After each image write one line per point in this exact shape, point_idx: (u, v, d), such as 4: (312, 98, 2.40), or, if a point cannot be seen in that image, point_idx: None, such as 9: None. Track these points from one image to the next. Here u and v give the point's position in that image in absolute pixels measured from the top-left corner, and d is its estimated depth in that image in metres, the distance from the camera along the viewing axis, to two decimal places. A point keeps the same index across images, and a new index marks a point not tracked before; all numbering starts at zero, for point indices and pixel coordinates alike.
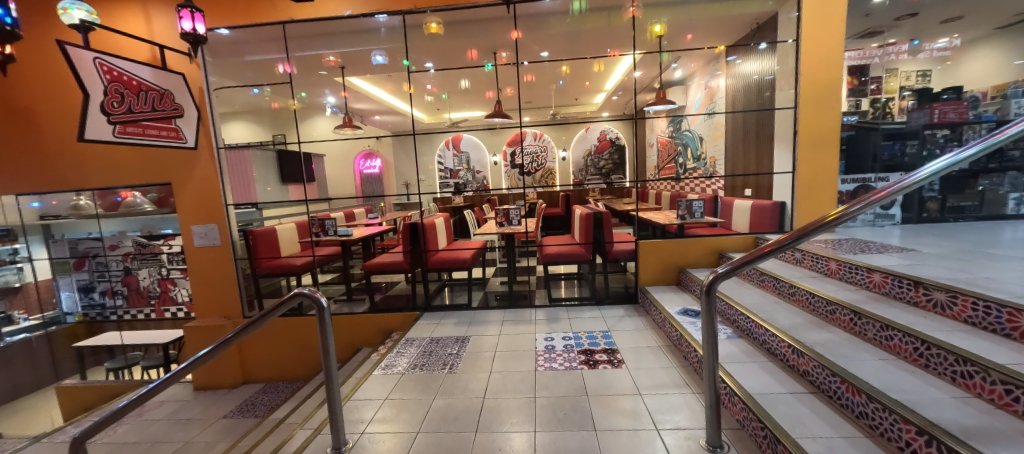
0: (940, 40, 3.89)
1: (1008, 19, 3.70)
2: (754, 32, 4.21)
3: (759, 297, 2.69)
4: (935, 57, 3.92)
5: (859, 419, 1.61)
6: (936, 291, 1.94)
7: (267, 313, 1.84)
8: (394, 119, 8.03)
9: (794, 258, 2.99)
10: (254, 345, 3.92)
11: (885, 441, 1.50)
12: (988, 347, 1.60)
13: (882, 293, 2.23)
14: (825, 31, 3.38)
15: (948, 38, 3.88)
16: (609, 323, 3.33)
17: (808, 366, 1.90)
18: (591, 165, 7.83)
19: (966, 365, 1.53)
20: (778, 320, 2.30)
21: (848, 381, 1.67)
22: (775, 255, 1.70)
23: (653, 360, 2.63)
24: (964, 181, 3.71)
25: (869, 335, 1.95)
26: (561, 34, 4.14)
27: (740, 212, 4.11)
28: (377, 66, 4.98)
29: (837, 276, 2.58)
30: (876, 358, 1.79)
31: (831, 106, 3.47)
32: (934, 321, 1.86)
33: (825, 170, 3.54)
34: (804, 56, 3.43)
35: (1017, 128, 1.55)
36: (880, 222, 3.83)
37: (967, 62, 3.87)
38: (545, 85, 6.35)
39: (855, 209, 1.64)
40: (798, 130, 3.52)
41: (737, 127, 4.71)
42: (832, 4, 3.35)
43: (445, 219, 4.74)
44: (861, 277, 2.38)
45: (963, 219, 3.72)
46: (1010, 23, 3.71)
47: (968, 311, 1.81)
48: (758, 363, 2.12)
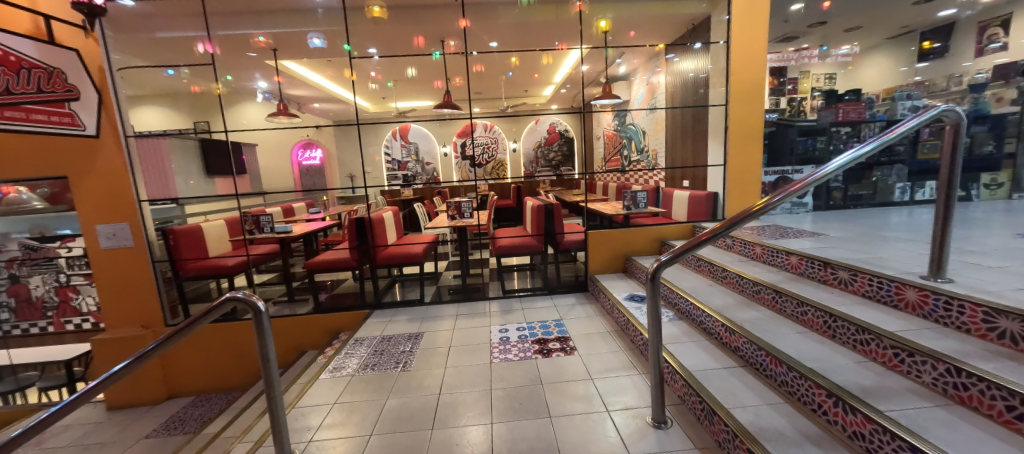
0: (842, 47, 4.45)
1: (895, 31, 4.40)
2: (690, 32, 4.47)
3: (696, 281, 2.92)
4: (839, 62, 4.43)
5: (780, 386, 1.80)
6: (841, 270, 2.21)
7: (196, 320, 1.66)
8: (334, 106, 7.61)
9: (726, 243, 3.27)
10: (181, 355, 3.56)
11: (801, 404, 1.68)
12: (880, 317, 1.84)
13: (798, 273, 2.51)
14: (751, 35, 3.67)
15: (849, 45, 4.44)
16: (560, 312, 3.43)
17: (738, 342, 2.09)
18: (540, 157, 7.69)
19: (864, 333, 1.76)
20: (713, 301, 2.51)
21: (771, 354, 1.85)
22: (711, 242, 1.83)
23: (603, 345, 2.76)
24: (860, 172, 4.26)
25: (788, 312, 2.18)
26: (511, 24, 4.14)
27: (678, 202, 4.39)
28: (316, 50, 4.67)
29: (761, 259, 2.86)
30: (794, 332, 2.01)
31: (756, 104, 3.78)
32: (839, 296, 2.12)
33: (752, 163, 3.87)
34: (734, 57, 3.69)
35: (903, 127, 1.80)
36: (796, 210, 4.25)
37: (863, 68, 4.48)
38: (495, 76, 6.31)
39: (777, 197, 1.84)
40: (729, 126, 3.80)
41: (675, 121, 5.01)
42: (757, 8, 3.63)
43: (394, 214, 4.57)
44: (781, 260, 2.66)
45: (861, 206, 4.25)
46: (896, 35, 4.40)
47: (864, 286, 2.08)
48: (696, 343, 2.29)
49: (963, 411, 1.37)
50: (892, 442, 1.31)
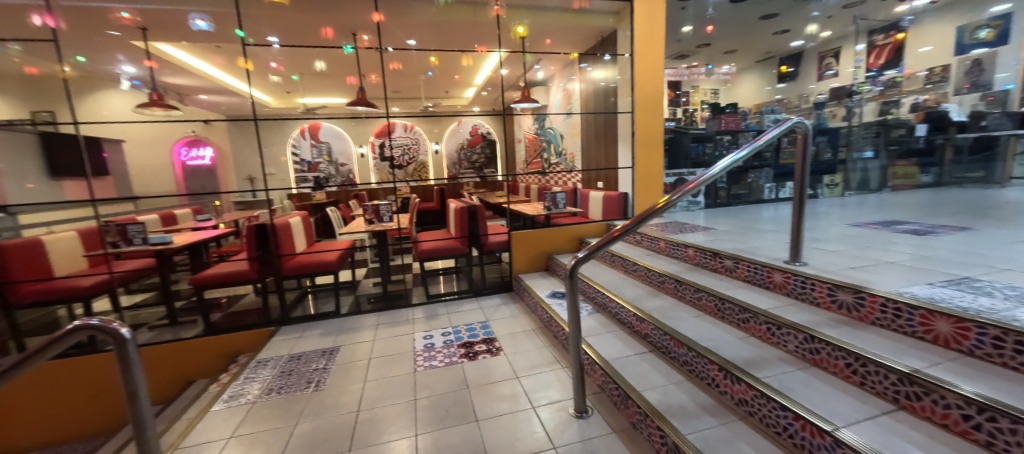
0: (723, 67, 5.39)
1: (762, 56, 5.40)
2: (599, 44, 4.79)
3: (611, 275, 3.13)
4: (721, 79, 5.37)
5: (683, 366, 2.00)
6: (727, 259, 2.53)
7: (29, 358, 1.32)
8: (227, 99, 6.73)
9: (635, 239, 3.58)
10: (9, 405, 2.84)
11: (699, 380, 1.88)
12: (756, 297, 2.15)
13: (694, 264, 2.83)
14: (650, 51, 4.05)
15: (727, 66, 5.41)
16: (486, 313, 3.43)
17: (647, 330, 2.28)
18: (463, 159, 7.84)
19: (746, 313, 2.03)
20: (625, 293, 2.72)
21: (674, 337, 2.05)
22: (622, 238, 1.96)
23: (528, 343, 2.82)
24: (739, 174, 4.95)
25: (687, 298, 2.45)
26: (428, 22, 4.05)
27: (594, 202, 4.68)
28: (200, 34, 4.07)
29: (664, 252, 3.17)
30: (692, 316, 2.25)
31: (656, 113, 4.19)
32: (726, 282, 2.43)
33: (654, 165, 4.28)
34: (637, 69, 4.05)
35: (770, 135, 2.12)
36: (692, 208, 4.79)
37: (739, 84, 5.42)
38: (413, 75, 6.11)
39: (676, 195, 2.03)
40: (635, 132, 4.16)
41: (589, 126, 5.35)
42: (654, 26, 4.01)
43: (303, 219, 4.17)
44: (680, 252, 2.98)
45: (741, 203, 4.95)
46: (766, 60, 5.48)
47: (744, 271, 2.42)
48: (612, 333, 2.45)
49: (817, 372, 1.63)
50: (768, 404, 1.52)
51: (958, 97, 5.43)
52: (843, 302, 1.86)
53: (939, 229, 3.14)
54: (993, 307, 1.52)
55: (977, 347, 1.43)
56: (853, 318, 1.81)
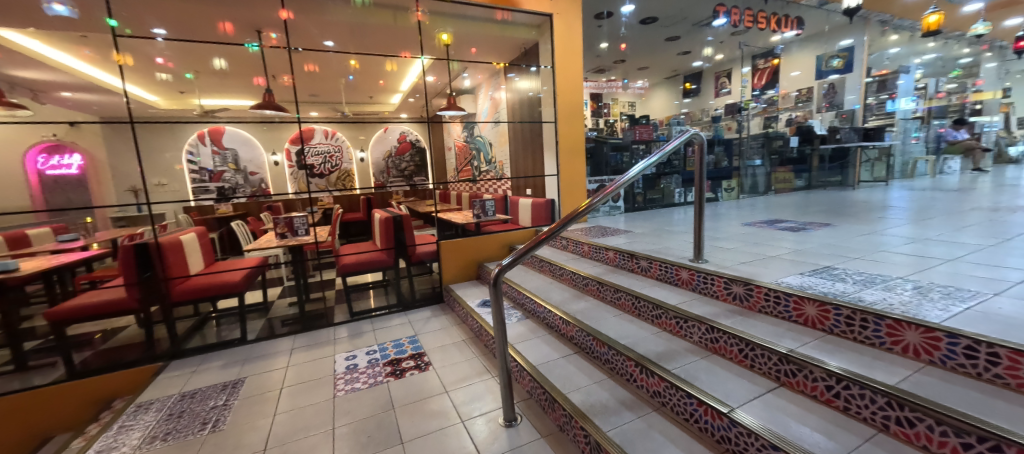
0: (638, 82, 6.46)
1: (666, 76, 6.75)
2: (522, 55, 4.93)
3: (539, 280, 3.20)
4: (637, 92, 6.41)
5: (605, 364, 2.08)
6: (642, 259, 2.72)
7: None
8: (100, 98, 5.75)
9: (562, 244, 3.71)
10: None
11: (619, 376, 1.98)
12: (666, 294, 2.33)
13: (614, 265, 3.01)
14: (569, 64, 4.27)
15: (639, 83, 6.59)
16: (415, 327, 3.30)
17: (572, 332, 2.35)
18: (392, 167, 7.50)
19: (658, 309, 2.19)
20: (552, 297, 2.79)
21: (596, 337, 2.14)
22: (549, 241, 2.01)
23: (458, 354, 2.76)
24: (654, 180, 5.39)
25: (608, 298, 2.58)
26: (345, 24, 3.85)
27: (524, 208, 4.73)
28: (55, 19, 3.42)
29: (588, 255, 3.32)
30: (612, 315, 2.38)
31: (577, 122, 4.41)
32: (641, 281, 2.60)
33: (577, 172, 4.51)
34: (558, 81, 4.23)
35: (673, 144, 2.33)
36: (613, 212, 5.07)
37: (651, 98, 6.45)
38: (332, 78, 5.76)
39: (598, 197, 2.14)
40: (558, 141, 4.33)
41: (516, 135, 5.48)
42: (572, 42, 4.23)
43: (200, 236, 3.68)
44: (602, 255, 3.14)
45: (656, 207, 5.39)
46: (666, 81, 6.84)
47: (657, 270, 2.61)
48: (540, 338, 2.49)
49: (717, 359, 1.80)
50: (677, 393, 1.64)
51: (818, 112, 7.36)
52: (736, 293, 2.09)
53: (808, 225, 3.70)
54: (845, 291, 1.82)
55: (835, 326, 1.68)
56: (744, 307, 2.04)
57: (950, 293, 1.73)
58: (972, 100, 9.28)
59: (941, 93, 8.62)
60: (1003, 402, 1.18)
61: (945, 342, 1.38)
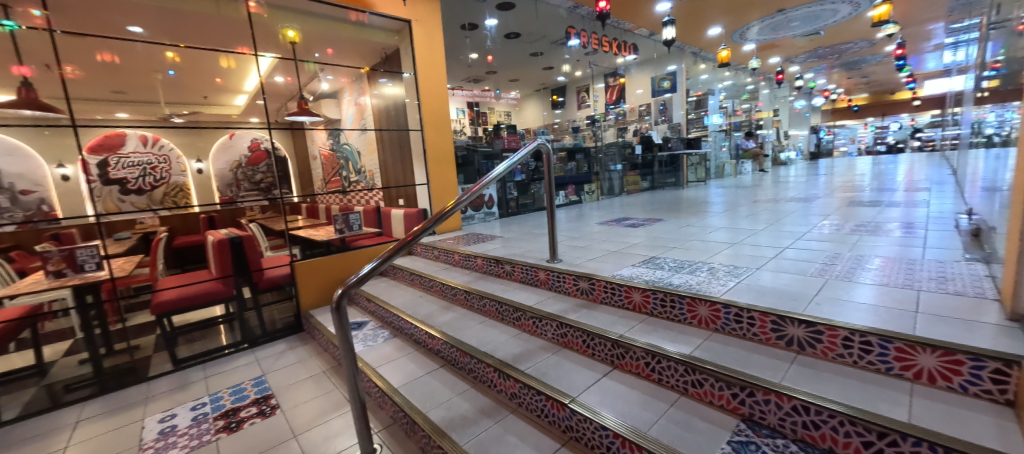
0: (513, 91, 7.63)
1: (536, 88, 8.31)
2: (384, 61, 4.76)
3: (409, 295, 3.08)
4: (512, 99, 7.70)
5: (468, 373, 2.07)
6: (506, 264, 2.82)
7: None
8: None
9: (434, 254, 3.65)
10: None
11: (481, 384, 1.98)
12: (526, 295, 2.45)
13: (482, 271, 3.06)
14: (433, 72, 4.25)
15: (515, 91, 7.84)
16: (264, 366, 2.84)
17: (437, 345, 2.29)
18: (243, 180, 5.41)
19: (517, 312, 2.28)
20: (419, 311, 2.69)
21: (458, 348, 2.11)
22: (413, 244, 1.96)
23: (315, 389, 2.45)
24: (526, 186, 5.70)
25: (475, 306, 2.60)
26: (150, 7, 3.19)
27: (396, 220, 4.46)
28: None
29: (459, 264, 3.32)
30: (478, 323, 2.40)
31: (444, 131, 4.42)
32: (506, 285, 2.69)
33: (448, 180, 4.51)
34: (422, 89, 4.17)
35: (520, 154, 2.50)
36: (489, 218, 5.17)
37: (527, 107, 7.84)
38: (145, 73, 4.69)
39: (462, 199, 2.19)
40: (426, 150, 4.28)
41: (385, 143, 5.23)
42: (433, 50, 4.22)
43: None
44: (471, 262, 3.17)
45: (528, 211, 5.71)
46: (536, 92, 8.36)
47: (519, 273, 2.73)
48: (406, 356, 2.37)
49: (566, 352, 1.94)
50: (528, 392, 1.70)
51: (655, 124, 8.83)
52: (582, 288, 2.30)
53: (647, 221, 4.35)
54: (660, 277, 2.15)
55: (654, 308, 1.96)
56: (589, 300, 2.26)
57: (729, 271, 2.19)
58: (755, 117, 12.21)
59: (735, 112, 11.13)
60: (757, 355, 1.51)
61: (723, 312, 1.72)
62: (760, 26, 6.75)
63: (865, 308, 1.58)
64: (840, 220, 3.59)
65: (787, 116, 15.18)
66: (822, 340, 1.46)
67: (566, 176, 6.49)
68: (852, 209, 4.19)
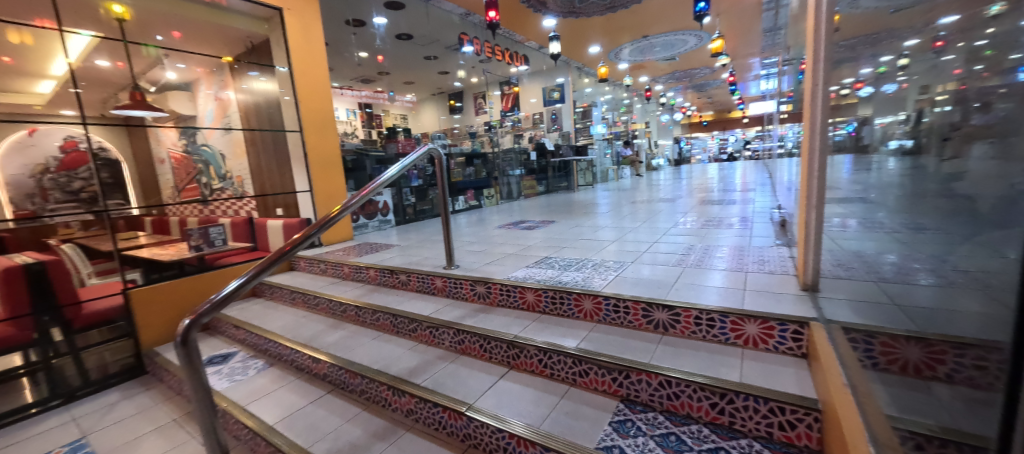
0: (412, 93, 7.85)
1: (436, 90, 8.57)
2: (251, 51, 4.20)
3: (289, 316, 2.73)
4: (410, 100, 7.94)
5: (360, 396, 1.91)
6: (401, 274, 2.70)
7: None
8: None
9: (320, 268, 3.31)
10: None
11: (375, 405, 1.84)
12: (423, 305, 2.36)
13: (376, 283, 2.87)
14: (313, 67, 3.88)
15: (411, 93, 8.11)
16: (85, 426, 2.22)
17: (324, 369, 2.06)
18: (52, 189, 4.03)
19: (413, 323, 2.18)
20: (302, 333, 2.40)
21: (347, 369, 1.93)
22: (296, 253, 1.71)
23: (163, 444, 2.00)
24: (424, 192, 5.54)
25: (367, 321, 2.42)
26: None
27: (274, 233, 3.89)
28: None
29: (349, 277, 3.07)
30: (370, 339, 2.24)
31: (329, 132, 4.07)
32: (401, 296, 2.56)
33: (335, 186, 4.14)
34: (299, 85, 3.76)
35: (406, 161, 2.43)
36: (384, 226, 4.90)
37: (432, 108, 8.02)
38: None
39: (351, 203, 2.01)
40: (307, 153, 3.87)
41: (257, 145, 4.60)
42: (312, 43, 3.85)
43: None
44: (363, 274, 2.96)
45: (426, 217, 5.57)
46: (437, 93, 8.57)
47: (415, 283, 2.63)
48: (285, 386, 2.08)
49: (464, 359, 1.92)
50: (425, 406, 1.63)
51: (548, 131, 9.41)
52: (479, 292, 2.31)
53: (541, 223, 4.59)
54: (551, 276, 2.27)
55: (546, 306, 2.06)
56: (487, 303, 2.28)
57: (610, 266, 2.42)
58: (631, 128, 13.84)
59: (615, 123, 12.47)
60: (632, 340, 1.69)
61: (604, 304, 1.88)
62: (631, 48, 7.67)
63: (710, 290, 1.89)
64: (696, 217, 4.26)
65: (656, 128, 17.60)
66: (681, 321, 1.70)
67: (465, 181, 6.50)
68: (704, 207, 5.00)
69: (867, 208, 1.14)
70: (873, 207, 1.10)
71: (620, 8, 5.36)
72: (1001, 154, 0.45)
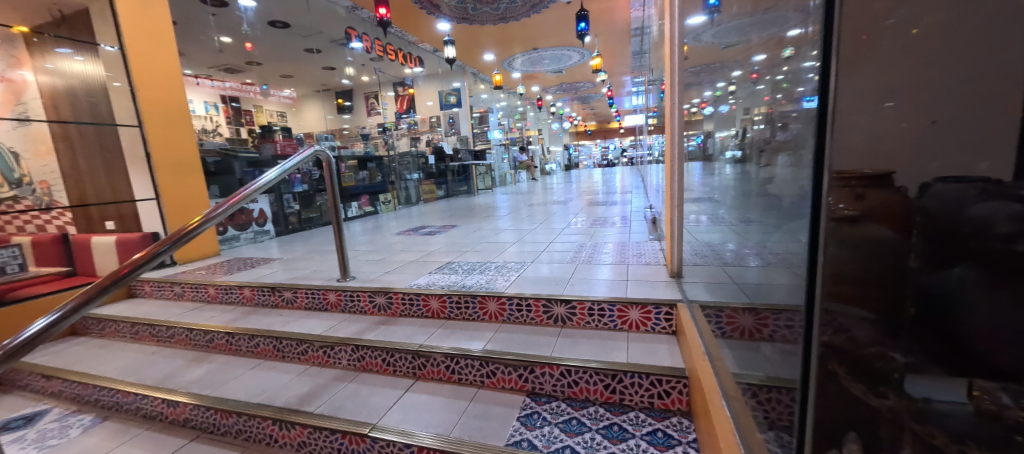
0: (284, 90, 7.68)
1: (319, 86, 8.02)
2: (60, 23, 3.32)
3: (132, 355, 2.21)
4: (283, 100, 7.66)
5: (237, 437, 1.62)
6: (285, 290, 2.40)
7: None
8: None
9: (174, 292, 2.75)
10: None
11: (256, 445, 1.58)
12: (314, 323, 2.13)
13: (253, 304, 2.50)
14: (157, 50, 3.24)
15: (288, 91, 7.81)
16: None
17: (184, 413, 1.70)
18: None
19: (302, 345, 1.95)
20: (151, 374, 1.96)
21: (218, 408, 1.62)
22: (139, 275, 1.37)
23: None
24: (310, 198, 5.01)
25: (244, 349, 2.09)
26: None
27: (101, 252, 3.09)
28: None
29: (217, 300, 2.62)
30: (248, 369, 1.93)
31: (183, 127, 3.43)
32: (286, 316, 2.27)
33: (192, 192, 3.48)
34: (136, 69, 3.10)
35: (282, 167, 2.19)
36: (261, 238, 4.29)
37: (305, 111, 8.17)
38: None
39: (215, 213, 1.71)
40: (150, 152, 3.19)
41: (70, 141, 3.55)
42: (154, 20, 3.20)
43: None
44: (235, 295, 2.55)
45: (313, 226, 5.05)
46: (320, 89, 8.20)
47: (304, 300, 2.36)
48: (128, 442, 1.66)
49: (365, 376, 1.79)
50: (322, 435, 1.46)
51: (446, 135, 9.34)
52: (379, 304, 2.18)
53: (442, 228, 4.54)
54: (455, 281, 2.26)
55: (451, 311, 2.04)
56: (388, 315, 2.16)
57: (512, 267, 2.51)
58: (526, 134, 14.58)
59: (511, 129, 12.96)
60: (535, 336, 1.78)
61: (508, 304, 1.95)
62: (522, 59, 8.08)
63: (600, 283, 2.09)
64: (585, 217, 4.68)
65: (548, 135, 18.85)
66: (577, 314, 1.84)
67: (358, 185, 6.05)
68: (591, 208, 5.52)
69: (714, 206, 1.39)
70: (717, 205, 1.34)
71: (511, 19, 5.61)
72: (794, 163, 0.59)
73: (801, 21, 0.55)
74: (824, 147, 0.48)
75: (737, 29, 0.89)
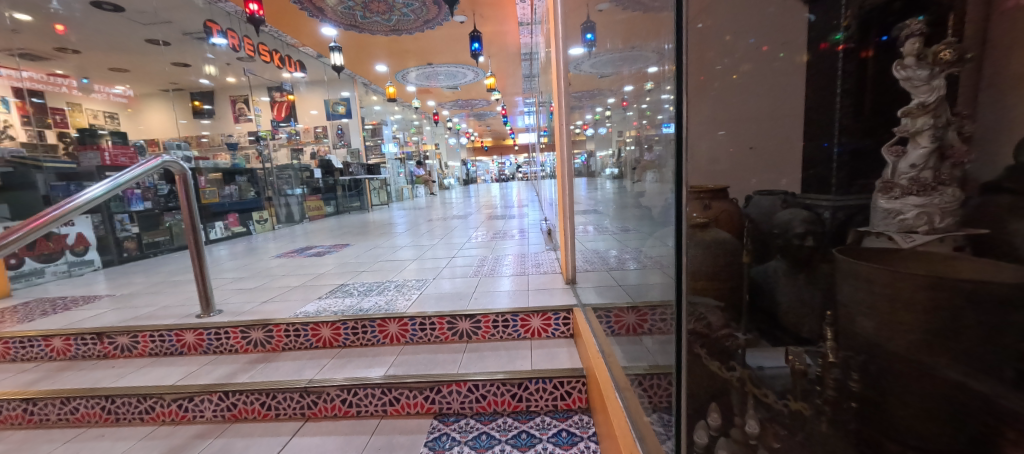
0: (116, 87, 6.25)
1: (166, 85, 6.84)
2: None
3: None
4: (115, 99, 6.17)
5: None
6: (118, 335, 1.90)
7: None
8: None
9: None
10: None
11: None
12: (165, 371, 1.74)
13: (69, 358, 1.94)
14: None
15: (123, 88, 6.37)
16: None
17: None
18: None
19: (146, 401, 1.57)
20: None
21: None
22: None
23: None
24: (154, 218, 4.15)
25: (52, 418, 1.59)
26: None
27: None
28: None
29: (7, 358, 1.96)
30: (60, 444, 1.48)
31: None
32: (123, 367, 1.81)
33: None
34: None
35: (111, 184, 1.79)
36: (78, 270, 3.34)
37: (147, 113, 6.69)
38: None
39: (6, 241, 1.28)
40: None
41: None
42: None
43: None
44: (38, 348, 1.94)
45: (160, 252, 4.13)
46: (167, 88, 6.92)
47: (148, 345, 1.91)
48: None
49: (238, 427, 1.51)
50: None
51: (334, 147, 8.62)
52: (255, 339, 1.88)
53: (332, 248, 4.15)
54: (350, 305, 2.08)
55: (346, 338, 1.87)
56: (267, 351, 1.88)
57: (412, 285, 2.41)
58: (422, 149, 14.29)
59: (406, 143, 12.53)
60: (440, 354, 1.74)
61: (410, 324, 1.86)
62: (417, 73, 7.94)
63: (502, 294, 2.14)
64: (485, 231, 4.76)
65: (445, 150, 18.77)
66: (481, 327, 1.85)
67: (222, 203, 5.18)
68: (490, 222, 5.64)
69: (598, 217, 1.55)
70: (601, 217, 1.50)
71: (403, 32, 5.51)
72: (659, 179, 0.70)
73: (658, 61, 0.66)
74: (679, 166, 0.58)
75: (610, 61, 1.02)
